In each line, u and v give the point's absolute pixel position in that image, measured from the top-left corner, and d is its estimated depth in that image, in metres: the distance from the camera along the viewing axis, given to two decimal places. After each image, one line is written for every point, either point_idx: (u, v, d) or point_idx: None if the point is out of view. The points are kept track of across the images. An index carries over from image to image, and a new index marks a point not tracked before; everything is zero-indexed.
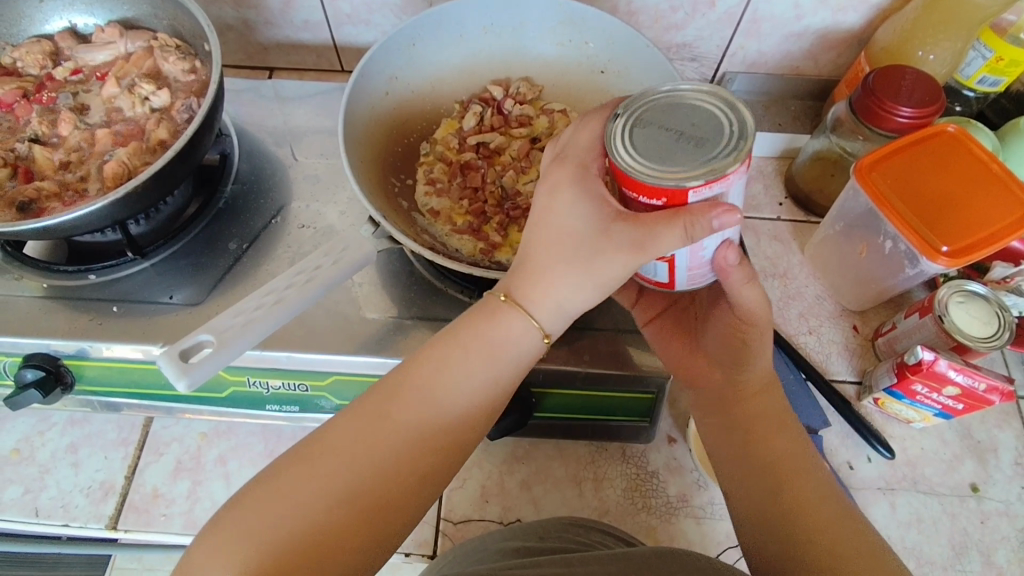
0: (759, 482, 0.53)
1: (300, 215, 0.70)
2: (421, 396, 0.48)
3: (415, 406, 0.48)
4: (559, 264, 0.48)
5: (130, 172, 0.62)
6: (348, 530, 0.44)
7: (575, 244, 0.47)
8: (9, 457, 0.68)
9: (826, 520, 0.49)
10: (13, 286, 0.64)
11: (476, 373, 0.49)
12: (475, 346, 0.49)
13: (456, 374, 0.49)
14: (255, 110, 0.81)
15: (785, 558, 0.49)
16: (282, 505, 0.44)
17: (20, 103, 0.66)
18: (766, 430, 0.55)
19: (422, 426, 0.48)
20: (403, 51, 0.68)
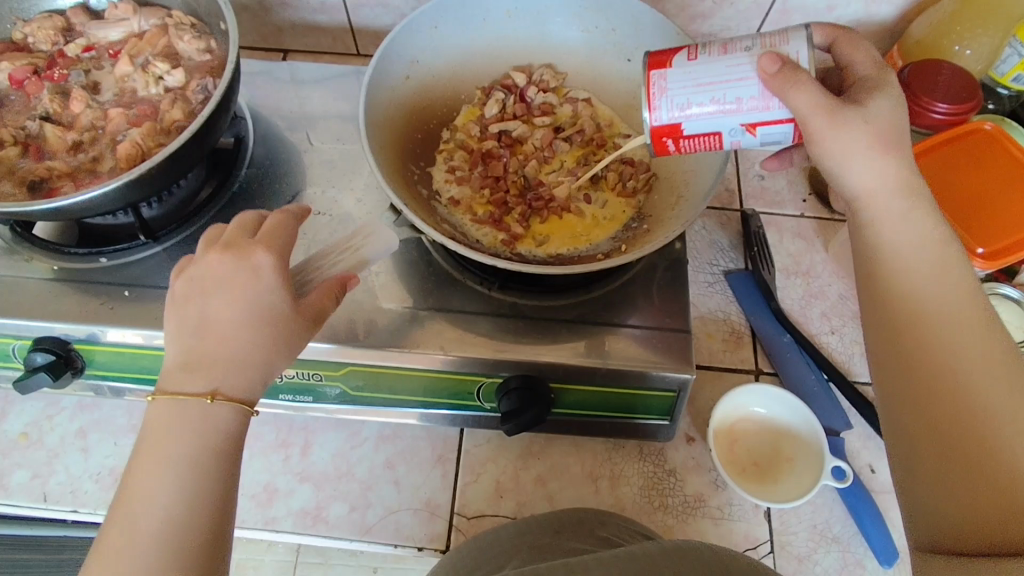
0: (919, 401, 0.42)
1: (316, 201, 0.69)
2: (151, 495, 0.39)
3: (155, 499, 0.39)
4: (237, 284, 0.44)
5: (144, 153, 0.60)
6: (224, 519, 0.41)
7: (267, 315, 0.44)
8: (17, 441, 0.67)
9: (1012, 439, 0.39)
10: (23, 268, 0.63)
11: (179, 457, 0.41)
12: (165, 432, 0.41)
13: (184, 469, 0.40)
14: (271, 92, 0.79)
15: (959, 491, 0.39)
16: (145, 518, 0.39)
17: (31, 80, 0.65)
18: (933, 330, 0.43)
19: (196, 503, 0.40)
20: (426, 34, 0.66)
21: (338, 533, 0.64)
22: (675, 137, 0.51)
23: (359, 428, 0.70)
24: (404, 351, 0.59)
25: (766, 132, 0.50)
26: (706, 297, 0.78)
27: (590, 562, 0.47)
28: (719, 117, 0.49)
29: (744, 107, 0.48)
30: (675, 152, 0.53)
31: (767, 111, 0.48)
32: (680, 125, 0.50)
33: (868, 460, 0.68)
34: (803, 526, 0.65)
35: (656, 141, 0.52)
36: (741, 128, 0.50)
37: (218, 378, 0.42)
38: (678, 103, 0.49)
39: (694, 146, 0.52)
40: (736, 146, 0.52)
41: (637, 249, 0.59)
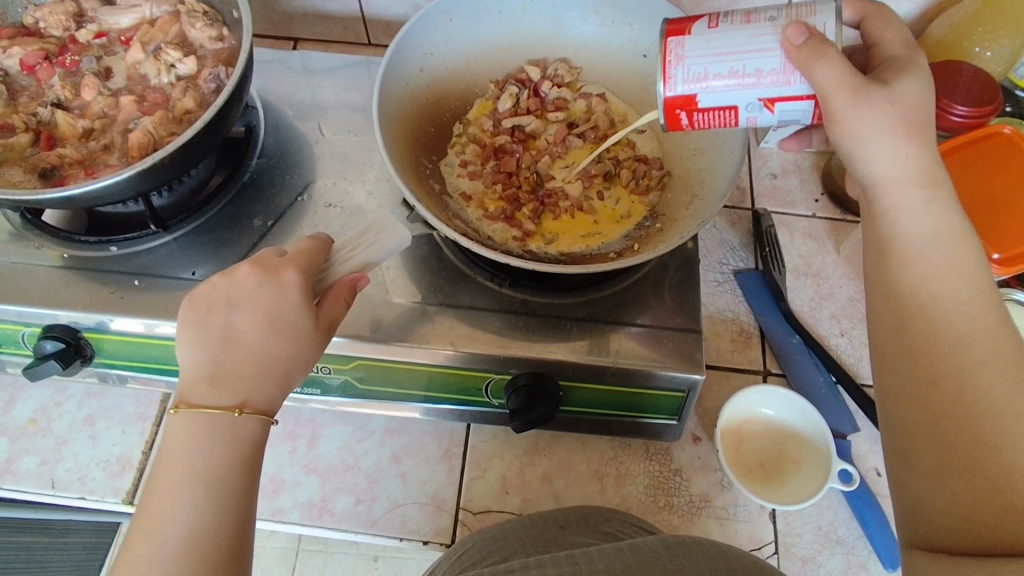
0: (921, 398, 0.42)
1: (326, 193, 0.68)
2: (175, 506, 0.39)
3: (181, 509, 0.39)
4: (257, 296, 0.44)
5: (155, 142, 0.60)
6: (242, 533, 0.40)
7: (290, 328, 0.44)
8: (26, 427, 0.67)
9: (1015, 441, 0.38)
10: (33, 255, 0.63)
11: (194, 470, 0.40)
12: (182, 447, 0.40)
13: (211, 480, 0.40)
14: (281, 81, 0.78)
15: (959, 491, 0.39)
16: (162, 531, 0.38)
17: (43, 66, 0.64)
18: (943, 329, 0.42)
19: (223, 512, 0.40)
20: (440, 26, 0.66)
21: (344, 525, 0.65)
22: (689, 110, 0.50)
23: (366, 421, 0.70)
24: (413, 347, 0.59)
25: (784, 109, 0.49)
26: (715, 296, 0.77)
27: (594, 553, 0.47)
28: (738, 89, 0.49)
29: (763, 79, 0.48)
30: (687, 128, 0.52)
31: (787, 86, 0.48)
32: (696, 97, 0.49)
33: (874, 464, 0.68)
34: (808, 528, 0.65)
35: (669, 114, 0.51)
36: (758, 102, 0.49)
37: (244, 393, 0.42)
38: (694, 71, 0.49)
39: (708, 121, 0.51)
40: (752, 123, 0.51)
41: (650, 249, 0.58)
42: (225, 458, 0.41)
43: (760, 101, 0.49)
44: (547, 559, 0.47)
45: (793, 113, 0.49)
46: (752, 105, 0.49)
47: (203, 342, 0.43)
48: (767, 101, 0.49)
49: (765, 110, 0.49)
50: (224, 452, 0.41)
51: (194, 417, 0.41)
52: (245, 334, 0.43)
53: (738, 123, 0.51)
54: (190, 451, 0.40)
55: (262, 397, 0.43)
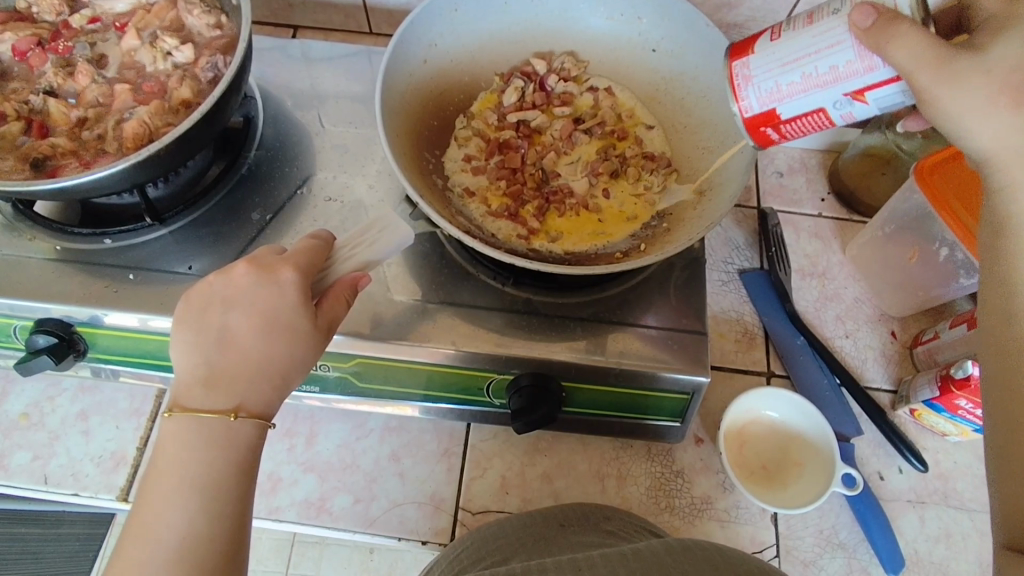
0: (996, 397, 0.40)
1: (326, 187, 0.67)
2: (168, 511, 0.38)
3: (174, 514, 0.38)
4: (254, 293, 0.43)
5: (151, 133, 0.58)
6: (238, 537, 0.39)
7: (287, 329, 0.43)
8: (18, 422, 0.66)
9: None
10: (25, 247, 0.61)
11: (190, 475, 0.39)
12: (177, 451, 0.39)
13: (207, 485, 0.39)
14: (281, 70, 0.77)
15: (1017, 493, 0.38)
16: (155, 537, 0.37)
17: (35, 52, 0.62)
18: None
19: (217, 517, 0.39)
20: (445, 17, 0.64)
21: (342, 524, 0.64)
22: (773, 124, 0.50)
23: (364, 419, 0.69)
24: (413, 345, 0.58)
25: (877, 96, 0.46)
26: (720, 296, 0.76)
27: (597, 557, 0.45)
28: (817, 93, 0.48)
29: (843, 75, 0.46)
30: (779, 139, 0.52)
31: (870, 73, 0.45)
32: (775, 110, 0.50)
33: (877, 467, 0.68)
34: (810, 531, 0.65)
35: (754, 131, 0.52)
36: (846, 97, 0.47)
37: (240, 396, 0.41)
38: (766, 88, 0.49)
39: (797, 129, 0.51)
40: (847, 118, 0.49)
41: (658, 249, 0.57)
42: (221, 463, 0.40)
43: (846, 97, 0.47)
44: (549, 564, 0.44)
45: (896, 92, 0.46)
46: (838, 103, 0.48)
47: (199, 343, 0.42)
48: (853, 93, 0.46)
49: (859, 102, 0.47)
50: (220, 458, 0.39)
51: (188, 421, 0.40)
52: (242, 336, 0.42)
53: (831, 122, 0.49)
54: (184, 455, 0.39)
55: (258, 400, 0.42)
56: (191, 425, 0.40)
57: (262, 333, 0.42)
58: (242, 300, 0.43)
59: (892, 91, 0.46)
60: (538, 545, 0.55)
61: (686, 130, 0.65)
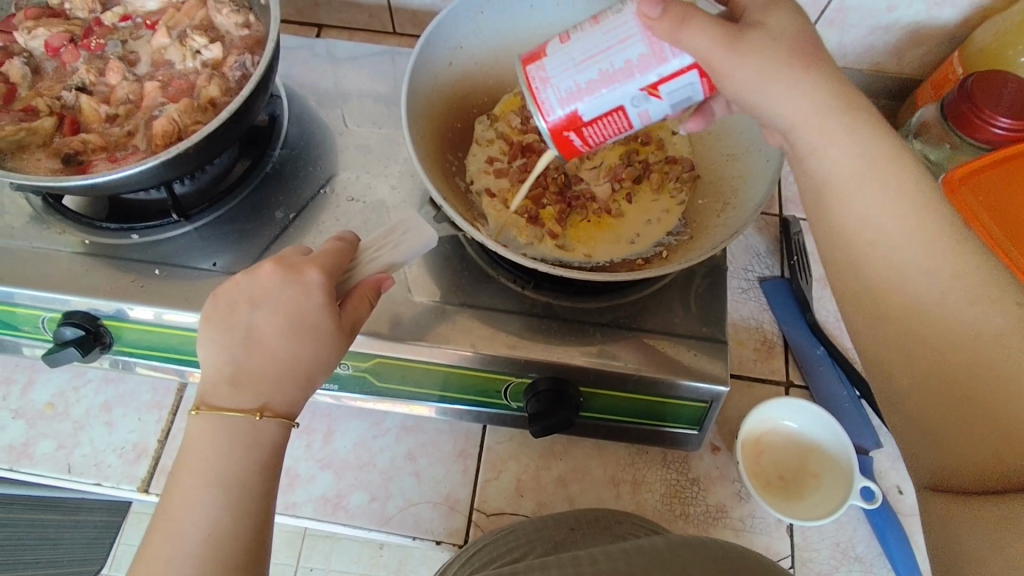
0: (918, 364, 0.41)
1: (349, 187, 0.67)
2: (193, 508, 0.38)
3: (199, 511, 0.38)
4: (279, 294, 0.43)
5: (180, 130, 0.59)
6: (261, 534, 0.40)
7: (312, 330, 0.43)
8: (43, 411, 0.67)
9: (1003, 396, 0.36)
10: (55, 240, 0.62)
11: (215, 472, 0.39)
12: (203, 447, 0.40)
13: (231, 482, 0.39)
14: (306, 69, 0.77)
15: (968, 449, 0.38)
16: (180, 533, 0.38)
17: (68, 48, 0.63)
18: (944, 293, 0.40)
19: (242, 515, 0.39)
20: (471, 20, 0.64)
21: (357, 522, 0.64)
22: (576, 128, 0.50)
23: (382, 418, 0.69)
24: (433, 347, 0.58)
25: (670, 90, 0.47)
26: (739, 303, 0.76)
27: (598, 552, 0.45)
28: (615, 90, 0.48)
29: (635, 70, 0.47)
30: (584, 146, 0.51)
31: (661, 64, 0.46)
32: (577, 112, 0.49)
33: (896, 481, 0.67)
34: (826, 543, 0.64)
35: (560, 139, 0.51)
36: (641, 94, 0.48)
37: (265, 395, 0.41)
38: (564, 88, 0.48)
39: (599, 132, 0.50)
40: (643, 118, 0.49)
41: (680, 257, 0.57)
42: (245, 462, 0.40)
43: (642, 92, 0.47)
44: (552, 563, 0.44)
45: (683, 94, 0.48)
46: (635, 99, 0.48)
47: (225, 342, 0.42)
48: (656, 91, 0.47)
49: (652, 99, 0.48)
50: (245, 456, 0.40)
51: (214, 420, 0.40)
52: (268, 336, 0.42)
53: (630, 122, 0.50)
54: (209, 452, 0.40)
55: (282, 399, 0.42)
56: (216, 423, 0.40)
57: (286, 333, 0.42)
58: (268, 300, 0.43)
59: (687, 94, 0.48)
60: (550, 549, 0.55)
61: (711, 137, 0.65)
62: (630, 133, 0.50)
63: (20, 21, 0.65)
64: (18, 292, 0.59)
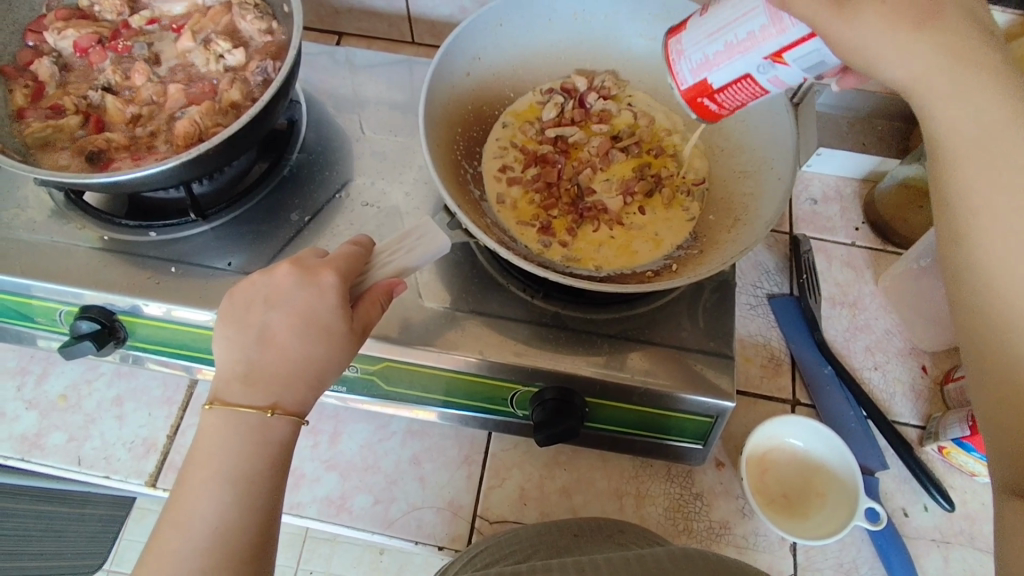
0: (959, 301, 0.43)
1: (364, 192, 0.68)
2: (203, 502, 0.39)
3: (209, 506, 0.39)
4: (289, 300, 0.44)
5: (201, 132, 0.60)
6: (269, 533, 0.40)
7: (325, 331, 0.44)
8: (56, 403, 0.68)
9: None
10: (74, 235, 0.64)
11: (227, 469, 0.40)
12: (215, 444, 0.40)
13: (242, 479, 0.40)
14: (327, 75, 0.79)
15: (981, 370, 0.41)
16: (190, 526, 0.38)
17: (96, 49, 0.65)
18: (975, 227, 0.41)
19: (250, 512, 0.40)
20: (489, 32, 0.65)
21: (361, 524, 0.65)
22: (707, 95, 0.53)
23: (388, 421, 0.70)
24: (440, 353, 0.59)
25: (798, 56, 0.47)
26: (747, 319, 0.76)
27: (600, 561, 0.45)
28: (739, 61, 0.50)
29: (757, 40, 0.48)
30: (719, 110, 0.54)
31: (783, 34, 0.46)
32: (707, 81, 0.52)
33: (902, 504, 0.66)
34: (829, 564, 0.64)
35: (694, 104, 0.55)
36: (767, 62, 0.49)
37: (276, 395, 0.42)
38: (696, 59, 0.52)
39: (733, 97, 0.53)
40: (777, 83, 0.50)
41: (690, 271, 0.58)
42: (255, 458, 0.41)
43: (769, 55, 0.48)
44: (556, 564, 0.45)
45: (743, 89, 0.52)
46: (692, 70, 0.53)
47: (240, 341, 0.43)
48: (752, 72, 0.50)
49: (779, 67, 0.48)
50: (255, 455, 0.41)
51: (226, 416, 0.41)
52: (281, 335, 0.43)
53: (763, 88, 0.51)
54: (220, 448, 0.40)
55: (296, 398, 0.43)
56: (227, 420, 0.41)
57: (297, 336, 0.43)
58: (279, 303, 0.44)
59: (738, 98, 0.53)
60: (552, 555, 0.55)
61: (723, 154, 0.66)
62: (766, 98, 0.52)
63: (50, 22, 0.66)
64: (36, 285, 0.60)
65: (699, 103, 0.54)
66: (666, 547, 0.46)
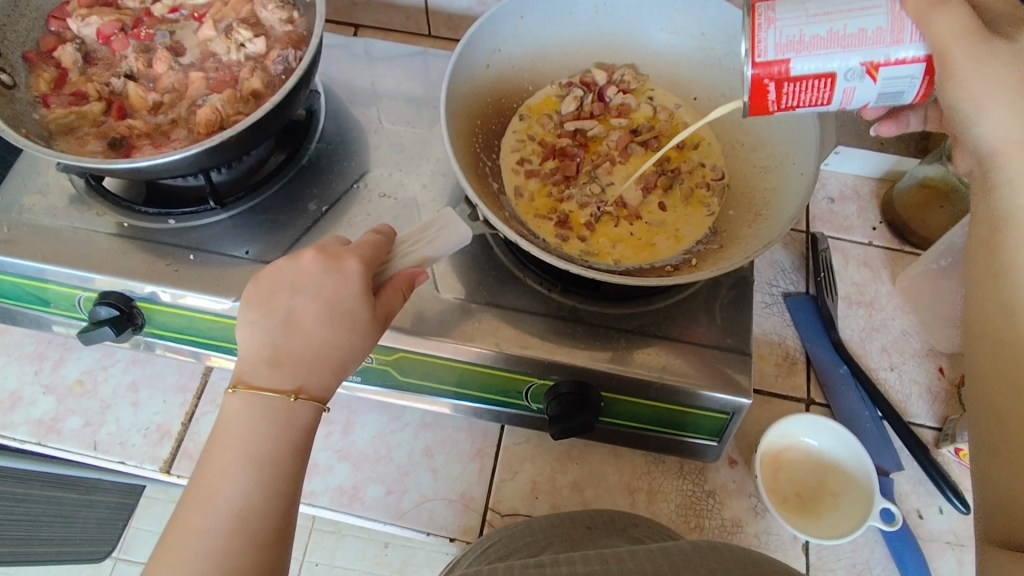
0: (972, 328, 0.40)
1: (381, 183, 0.68)
2: (228, 484, 0.39)
3: (233, 488, 0.39)
4: (318, 285, 0.44)
5: (222, 120, 0.60)
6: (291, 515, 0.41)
7: (349, 317, 0.44)
8: (73, 388, 0.69)
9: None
10: (93, 221, 0.64)
11: (249, 452, 0.40)
12: (235, 428, 0.40)
13: (264, 462, 0.40)
14: (345, 66, 0.79)
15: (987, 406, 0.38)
16: (213, 508, 0.39)
17: (118, 37, 0.66)
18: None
19: (273, 495, 0.40)
20: (511, 24, 0.65)
21: (373, 514, 0.65)
22: (780, 79, 0.46)
23: (401, 413, 0.70)
24: (457, 344, 0.59)
25: (888, 76, 0.45)
26: (763, 318, 0.76)
27: (623, 554, 0.44)
28: (838, 54, 0.45)
29: (866, 40, 0.44)
30: (774, 103, 0.47)
31: (898, 46, 0.44)
32: (788, 64, 0.45)
33: (916, 505, 0.66)
34: (842, 564, 0.63)
35: (757, 86, 0.46)
36: (859, 69, 0.45)
37: (303, 378, 0.43)
38: (787, 35, 0.45)
39: (799, 94, 0.47)
40: (846, 96, 0.47)
41: (710, 265, 0.57)
42: (276, 443, 0.41)
43: (868, 63, 0.45)
44: (577, 557, 0.44)
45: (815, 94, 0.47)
46: (780, 45, 0.45)
47: (264, 325, 0.43)
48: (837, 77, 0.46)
49: (869, 80, 0.45)
50: (275, 440, 0.41)
51: (249, 399, 0.41)
52: (306, 320, 0.43)
53: (832, 95, 0.47)
54: (241, 430, 0.41)
55: (319, 382, 0.43)
56: (248, 405, 0.41)
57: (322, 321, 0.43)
58: (305, 288, 0.44)
59: (800, 96, 0.47)
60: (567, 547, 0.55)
61: (744, 149, 0.65)
62: (823, 109, 0.47)
63: (74, 9, 0.66)
64: (55, 270, 0.60)
65: (763, 84, 0.46)
66: (690, 539, 0.46)
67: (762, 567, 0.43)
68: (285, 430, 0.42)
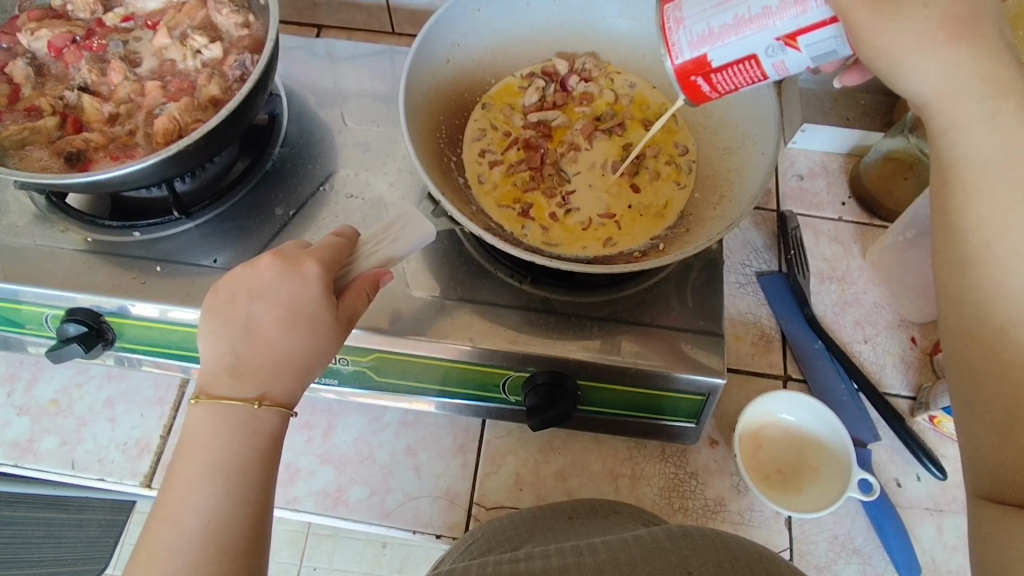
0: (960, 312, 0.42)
1: (348, 184, 0.68)
2: (195, 496, 0.40)
3: (201, 500, 0.40)
4: (277, 296, 0.45)
5: (181, 129, 0.60)
6: (261, 520, 0.42)
7: (310, 322, 0.45)
8: (47, 407, 0.68)
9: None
10: (57, 238, 0.63)
11: (218, 463, 0.41)
12: (206, 439, 0.41)
13: (231, 470, 0.41)
14: (307, 67, 0.78)
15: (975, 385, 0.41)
16: (182, 521, 0.40)
17: (70, 48, 0.64)
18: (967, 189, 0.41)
19: (241, 503, 0.41)
20: (468, 17, 0.65)
21: (358, 516, 0.65)
22: (704, 73, 0.49)
23: (381, 414, 0.70)
24: (431, 342, 0.59)
25: (811, 42, 0.45)
26: (737, 298, 0.76)
27: (597, 545, 0.45)
28: (749, 37, 0.46)
29: (772, 16, 0.45)
30: (711, 90, 0.51)
31: (806, 13, 0.44)
32: (707, 57, 0.48)
33: (894, 474, 0.67)
34: (824, 536, 0.64)
35: (685, 83, 0.50)
36: (778, 43, 0.46)
37: (265, 386, 0.43)
38: (697, 31, 0.48)
39: (729, 79, 0.49)
40: (779, 68, 0.48)
41: (677, 250, 0.57)
42: (243, 450, 0.42)
43: (779, 37, 0.45)
44: (552, 550, 0.45)
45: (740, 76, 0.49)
46: (690, 43, 0.48)
47: (227, 334, 0.44)
48: (752, 57, 0.47)
49: (789, 51, 0.46)
50: (244, 447, 0.42)
51: (215, 410, 0.42)
52: (267, 327, 0.44)
53: (764, 71, 0.48)
54: (209, 439, 0.41)
55: (282, 389, 0.44)
56: (216, 414, 0.42)
57: (287, 329, 0.44)
58: (265, 298, 0.45)
59: (728, 84, 0.50)
60: (547, 535, 0.56)
61: (709, 132, 0.65)
62: (761, 83, 0.49)
63: (24, 23, 0.66)
64: (21, 290, 0.59)
65: (689, 84, 0.50)
66: (665, 527, 0.46)
67: (730, 548, 0.44)
68: (255, 436, 0.42)
